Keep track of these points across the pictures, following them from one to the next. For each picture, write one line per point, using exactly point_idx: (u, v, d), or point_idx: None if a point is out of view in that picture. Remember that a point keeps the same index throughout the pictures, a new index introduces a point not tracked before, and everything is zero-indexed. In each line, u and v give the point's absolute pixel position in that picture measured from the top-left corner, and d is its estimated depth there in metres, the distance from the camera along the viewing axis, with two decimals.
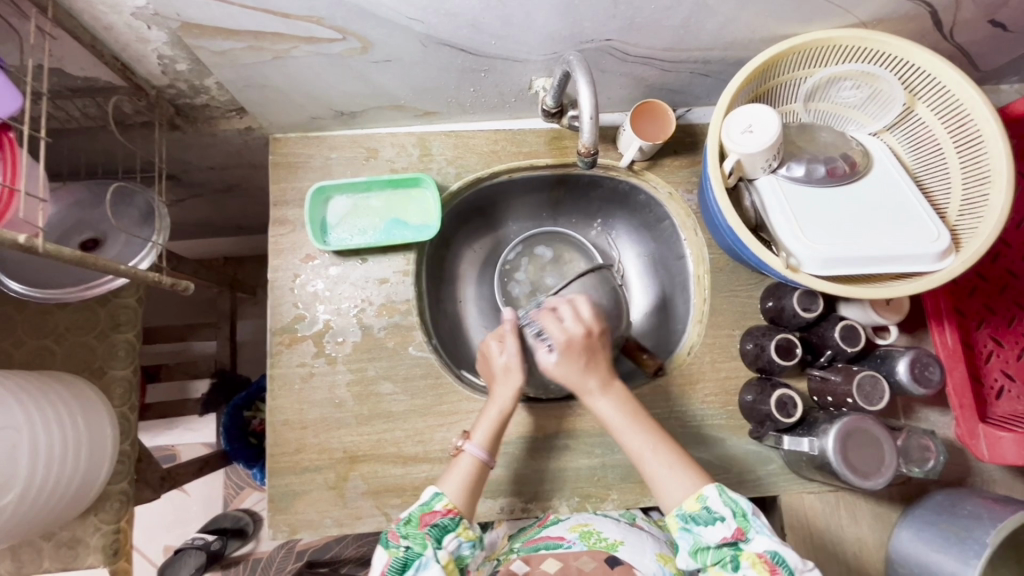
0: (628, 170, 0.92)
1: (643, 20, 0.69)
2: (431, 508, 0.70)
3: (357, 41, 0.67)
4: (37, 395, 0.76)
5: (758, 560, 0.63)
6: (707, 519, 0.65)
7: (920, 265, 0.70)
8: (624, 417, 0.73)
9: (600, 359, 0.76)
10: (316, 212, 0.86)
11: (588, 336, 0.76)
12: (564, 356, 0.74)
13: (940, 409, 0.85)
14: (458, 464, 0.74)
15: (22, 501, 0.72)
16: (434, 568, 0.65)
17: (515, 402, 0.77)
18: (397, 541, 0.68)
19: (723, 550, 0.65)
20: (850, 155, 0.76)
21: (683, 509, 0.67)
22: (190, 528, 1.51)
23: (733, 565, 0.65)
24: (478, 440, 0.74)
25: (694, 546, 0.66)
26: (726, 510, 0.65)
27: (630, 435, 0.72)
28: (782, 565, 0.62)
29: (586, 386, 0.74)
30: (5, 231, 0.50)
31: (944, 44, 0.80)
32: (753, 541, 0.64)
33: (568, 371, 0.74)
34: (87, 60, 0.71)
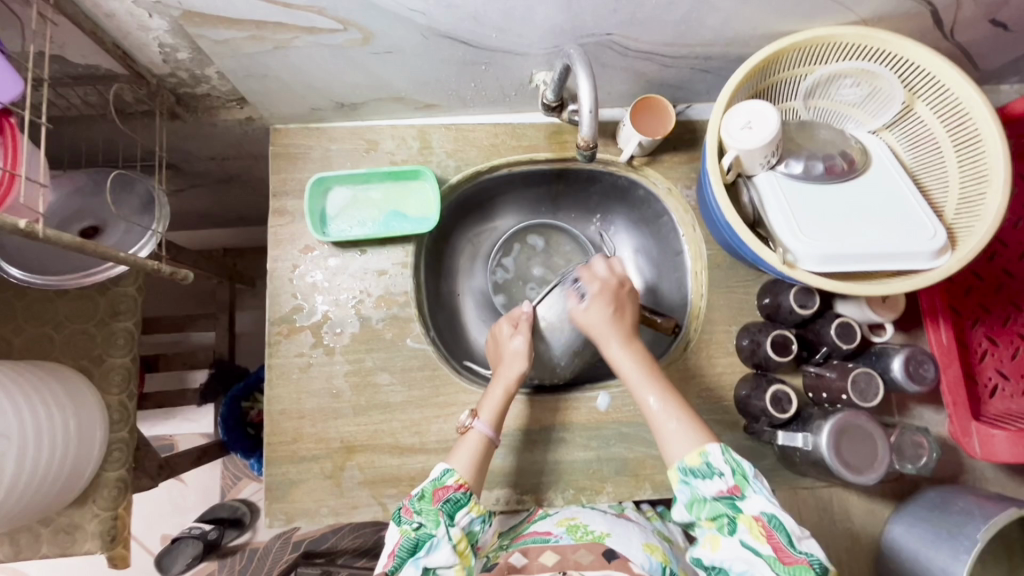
0: (628, 166, 0.93)
1: (644, 14, 0.69)
2: (443, 484, 0.71)
3: (358, 32, 0.68)
4: (25, 386, 0.76)
5: (755, 523, 0.62)
6: (705, 473, 0.66)
7: (916, 263, 0.70)
8: (640, 369, 0.75)
9: (626, 314, 0.80)
10: (316, 203, 0.87)
11: (619, 289, 0.82)
12: (598, 301, 0.80)
13: (934, 406, 0.86)
14: (465, 441, 0.76)
15: (12, 489, 0.72)
16: (446, 549, 0.66)
17: (520, 380, 0.79)
18: (410, 517, 0.69)
19: (719, 505, 0.65)
20: (848, 153, 0.77)
21: (684, 462, 0.67)
22: (187, 518, 1.52)
23: (730, 528, 0.64)
24: (484, 417, 0.76)
25: (691, 499, 0.67)
26: (725, 467, 0.65)
27: (638, 383, 0.74)
28: (778, 529, 0.61)
29: (609, 334, 0.78)
30: (5, 215, 0.50)
31: (945, 43, 0.80)
32: (749, 501, 0.64)
33: (597, 317, 0.80)
34: (89, 48, 0.71)
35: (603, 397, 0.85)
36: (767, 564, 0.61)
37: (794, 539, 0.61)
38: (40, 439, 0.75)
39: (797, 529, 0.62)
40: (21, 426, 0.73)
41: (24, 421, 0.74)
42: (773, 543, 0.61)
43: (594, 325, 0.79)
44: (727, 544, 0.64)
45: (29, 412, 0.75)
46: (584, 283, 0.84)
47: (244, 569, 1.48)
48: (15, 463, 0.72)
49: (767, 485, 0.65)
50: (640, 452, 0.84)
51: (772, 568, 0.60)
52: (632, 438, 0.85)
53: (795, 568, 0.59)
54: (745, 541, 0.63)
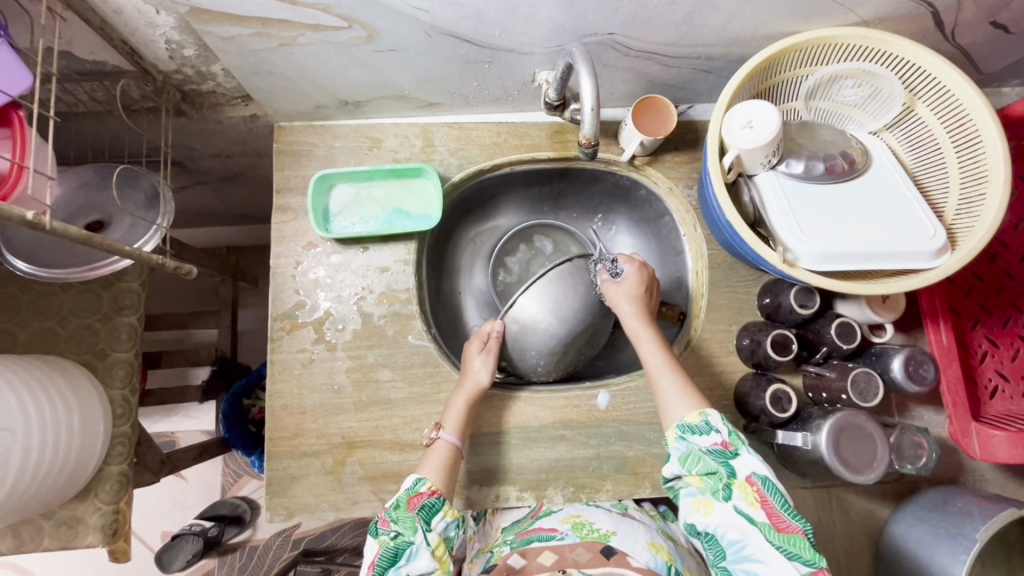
0: (629, 166, 0.93)
1: (646, 14, 0.70)
2: (417, 491, 0.71)
3: (363, 30, 0.68)
4: (31, 381, 0.76)
5: (749, 488, 0.64)
6: (703, 429, 0.69)
7: (916, 262, 0.70)
8: (657, 344, 0.79)
9: (651, 299, 0.86)
10: (319, 200, 0.87)
11: (650, 277, 0.87)
12: (632, 279, 0.85)
13: (934, 408, 0.86)
14: (432, 449, 0.76)
15: (18, 481, 0.73)
16: (424, 556, 0.67)
17: (484, 391, 0.81)
18: (387, 526, 0.69)
19: (712, 462, 0.67)
20: (850, 153, 0.77)
21: (684, 421, 0.70)
22: (188, 514, 1.52)
23: (725, 494, 0.65)
24: (449, 427, 0.78)
25: (687, 454, 0.68)
26: (722, 425, 0.68)
27: (650, 352, 0.79)
28: (772, 493, 0.63)
29: (633, 309, 0.83)
30: (13, 206, 0.50)
31: (946, 45, 0.81)
32: (742, 460, 0.66)
33: (628, 290, 0.84)
34: (97, 44, 0.72)
35: (603, 395, 0.86)
36: (761, 531, 0.62)
37: (788, 504, 0.63)
38: (43, 433, 0.76)
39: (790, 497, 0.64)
40: (26, 421, 0.74)
41: (28, 417, 0.74)
42: (768, 508, 0.63)
43: (622, 297, 0.84)
44: (720, 509, 0.65)
45: (34, 407, 0.75)
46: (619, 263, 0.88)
47: (243, 567, 1.48)
48: (19, 456, 0.73)
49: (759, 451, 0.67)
50: (640, 450, 0.85)
51: (767, 534, 0.61)
52: (632, 437, 0.85)
53: (789, 537, 0.61)
54: (739, 508, 0.64)
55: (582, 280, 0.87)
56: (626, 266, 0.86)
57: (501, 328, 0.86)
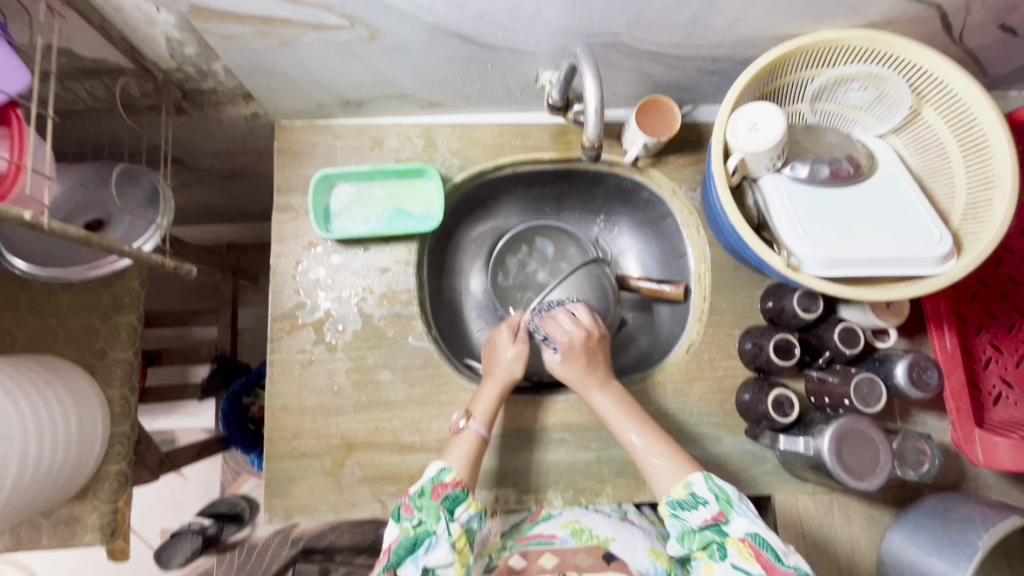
0: (632, 167, 0.92)
1: (651, 15, 0.69)
2: (442, 481, 0.71)
3: (365, 29, 0.68)
4: (25, 383, 0.76)
5: (743, 545, 0.64)
6: (691, 504, 0.68)
7: (922, 268, 0.70)
8: (621, 411, 0.77)
9: (600, 362, 0.81)
10: (320, 200, 0.87)
11: (588, 341, 0.81)
12: (569, 355, 0.80)
13: (937, 413, 0.85)
14: (458, 439, 0.76)
15: (19, 481, 0.73)
16: (444, 547, 0.67)
17: (516, 378, 0.80)
18: (410, 513, 0.70)
19: (707, 533, 0.67)
20: (855, 157, 0.76)
21: (672, 497, 0.69)
22: (187, 512, 1.52)
23: (721, 553, 0.65)
24: (477, 417, 0.77)
25: (682, 532, 0.69)
26: (709, 494, 0.68)
27: (620, 425, 0.76)
28: (765, 547, 0.63)
29: (588, 384, 0.79)
30: (11, 206, 0.50)
31: (953, 48, 0.80)
32: (734, 524, 0.66)
33: (571, 372, 0.80)
34: (96, 41, 0.71)
35: None
36: None
37: (781, 556, 0.63)
38: (41, 435, 0.76)
39: (784, 546, 0.64)
40: (23, 426, 0.74)
41: (25, 420, 0.74)
42: (762, 562, 0.62)
43: (570, 378, 0.80)
44: (720, 570, 0.65)
45: (30, 411, 0.75)
46: (552, 335, 0.82)
47: (242, 564, 1.48)
48: (17, 459, 0.72)
49: (751, 508, 0.67)
50: None
51: None
52: None
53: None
54: (736, 565, 0.64)
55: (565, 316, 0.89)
56: (559, 343, 0.81)
57: (530, 319, 0.87)
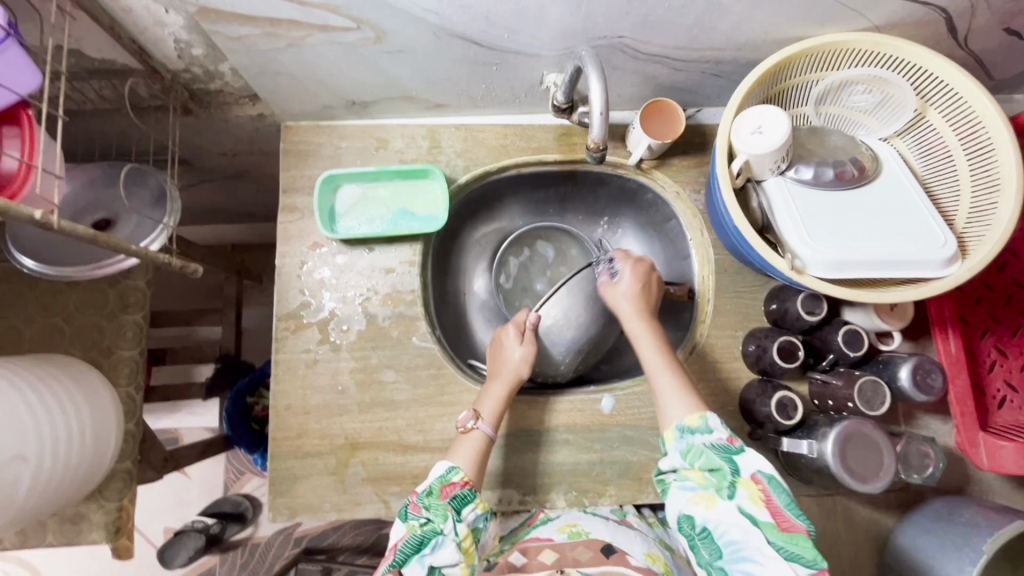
0: (636, 169, 0.93)
1: (656, 17, 0.69)
2: (450, 480, 0.71)
3: (371, 30, 0.68)
4: (45, 391, 0.75)
5: (753, 486, 0.63)
6: (703, 429, 0.67)
7: (926, 271, 0.70)
8: (655, 348, 0.77)
9: (653, 297, 0.84)
10: (325, 200, 0.87)
11: (648, 275, 0.84)
12: (631, 274, 0.83)
13: (942, 417, 0.85)
14: (464, 438, 0.76)
15: (36, 481, 0.72)
16: (450, 547, 0.66)
17: (522, 377, 0.82)
18: (418, 512, 0.70)
19: (715, 458, 0.65)
20: (859, 159, 0.76)
21: (682, 423, 0.69)
22: (190, 511, 1.52)
23: (728, 492, 0.63)
24: (485, 417, 0.78)
25: (686, 451, 0.67)
26: (722, 424, 0.67)
27: (650, 354, 0.77)
28: (776, 492, 0.62)
29: (632, 310, 0.81)
30: (22, 205, 0.50)
31: (958, 52, 0.80)
32: (745, 460, 0.64)
33: (621, 289, 0.83)
34: (106, 42, 0.72)
35: (608, 400, 0.85)
36: (765, 530, 0.60)
37: (791, 504, 0.61)
38: (59, 439, 0.75)
39: (791, 496, 0.63)
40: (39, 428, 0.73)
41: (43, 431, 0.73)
42: (772, 508, 0.61)
43: (620, 297, 0.83)
44: (722, 505, 0.62)
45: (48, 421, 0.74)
46: (617, 261, 0.86)
47: (245, 563, 1.49)
48: (35, 461, 0.72)
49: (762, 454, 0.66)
50: (644, 455, 0.84)
51: (769, 533, 0.59)
52: (636, 442, 0.85)
53: (792, 537, 0.59)
54: (741, 507, 0.62)
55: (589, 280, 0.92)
56: (622, 263, 0.85)
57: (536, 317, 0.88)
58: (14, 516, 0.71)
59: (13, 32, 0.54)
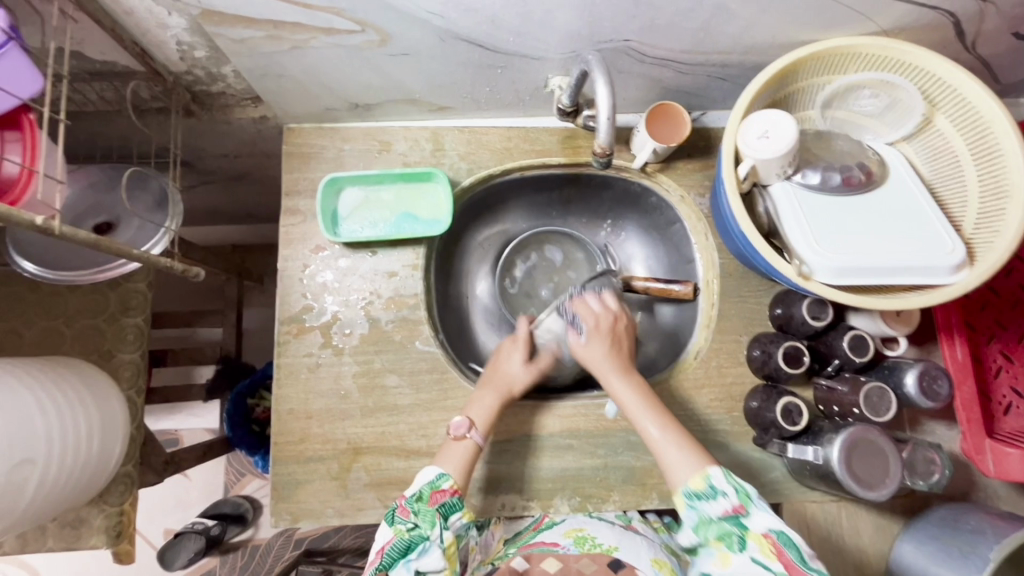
0: (641, 173, 0.92)
1: (663, 21, 0.69)
2: (440, 487, 0.71)
3: (376, 33, 0.67)
4: (62, 399, 0.75)
5: (765, 541, 0.64)
6: (710, 495, 0.67)
7: (934, 278, 0.69)
8: (640, 401, 0.76)
9: (623, 348, 0.83)
10: (328, 203, 0.87)
11: (613, 326, 0.84)
12: (596, 337, 0.82)
13: (947, 422, 0.84)
14: (456, 444, 0.75)
15: (43, 484, 0.72)
16: (436, 553, 0.68)
17: (524, 391, 0.82)
18: (406, 516, 0.69)
19: (725, 525, 0.67)
20: (866, 164, 0.76)
21: (688, 487, 0.68)
22: (190, 513, 1.52)
23: (740, 546, 0.65)
24: (478, 425, 0.77)
25: (698, 521, 0.68)
26: (728, 487, 0.67)
27: (640, 414, 0.75)
28: (788, 546, 0.63)
29: (610, 369, 0.80)
30: (23, 211, 0.50)
31: (966, 56, 0.79)
32: (755, 518, 0.65)
33: (595, 351, 0.82)
34: (107, 45, 0.71)
35: (612, 405, 0.85)
36: None
37: (805, 556, 0.62)
38: (65, 446, 0.74)
39: (807, 547, 0.64)
40: (48, 432, 0.72)
41: (53, 437, 0.73)
42: (785, 560, 0.62)
43: (594, 359, 0.81)
44: (738, 561, 0.65)
45: (60, 428, 0.74)
46: (579, 317, 0.84)
47: (245, 565, 1.49)
48: (41, 464, 0.71)
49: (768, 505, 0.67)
50: (648, 461, 0.84)
51: None
52: (640, 447, 0.84)
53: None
54: (755, 559, 0.64)
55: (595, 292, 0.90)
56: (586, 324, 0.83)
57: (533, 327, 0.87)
58: (14, 522, 0.71)
59: (15, 35, 0.53)
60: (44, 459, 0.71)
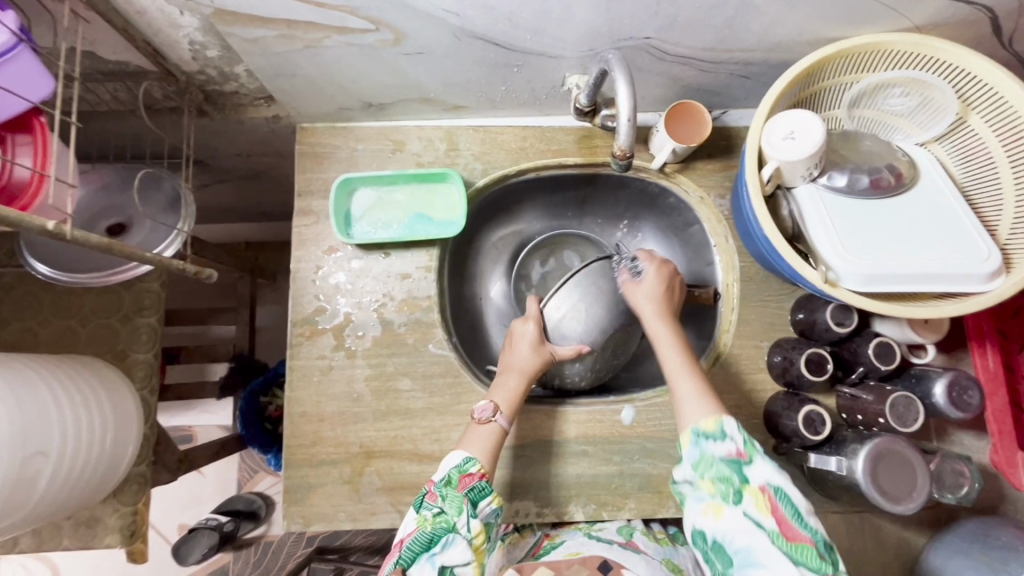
0: (659, 173, 0.90)
1: (685, 18, 0.66)
2: (468, 471, 0.70)
3: (390, 32, 0.66)
4: (76, 396, 0.75)
5: (760, 494, 0.61)
6: (717, 437, 0.65)
7: (968, 285, 0.67)
8: (676, 355, 0.75)
9: (674, 300, 0.82)
10: (341, 204, 0.86)
11: (672, 278, 0.83)
12: (654, 276, 0.82)
13: (976, 432, 0.82)
14: (481, 427, 0.74)
15: (56, 485, 0.71)
16: (461, 545, 0.65)
17: (539, 371, 0.80)
18: (433, 502, 0.68)
19: (725, 470, 0.63)
20: (897, 166, 0.73)
21: (699, 426, 0.67)
22: (204, 509, 1.53)
23: (735, 497, 0.62)
24: (504, 409, 0.76)
25: (698, 460, 0.65)
26: (737, 434, 0.65)
27: (669, 354, 0.75)
28: (784, 501, 0.60)
29: (655, 310, 0.80)
30: (35, 216, 0.49)
31: (1002, 52, 0.76)
32: (756, 468, 0.62)
33: (650, 288, 0.81)
34: (120, 44, 0.71)
35: (628, 410, 0.84)
36: (768, 537, 0.58)
37: (800, 513, 0.59)
38: (78, 445, 0.74)
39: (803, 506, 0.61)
40: (64, 433, 0.72)
41: (66, 433, 0.72)
42: (778, 516, 0.59)
43: (642, 297, 0.81)
44: (729, 513, 0.61)
45: (74, 426, 0.73)
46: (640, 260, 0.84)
47: (258, 561, 1.50)
48: (55, 465, 0.70)
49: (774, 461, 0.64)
50: (664, 468, 0.82)
51: (775, 542, 0.58)
52: (656, 454, 0.83)
53: (795, 544, 0.58)
54: (748, 513, 0.60)
55: (605, 278, 0.88)
56: (647, 264, 0.83)
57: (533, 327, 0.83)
58: (23, 518, 0.70)
59: (25, 37, 0.53)
60: (58, 460, 0.71)
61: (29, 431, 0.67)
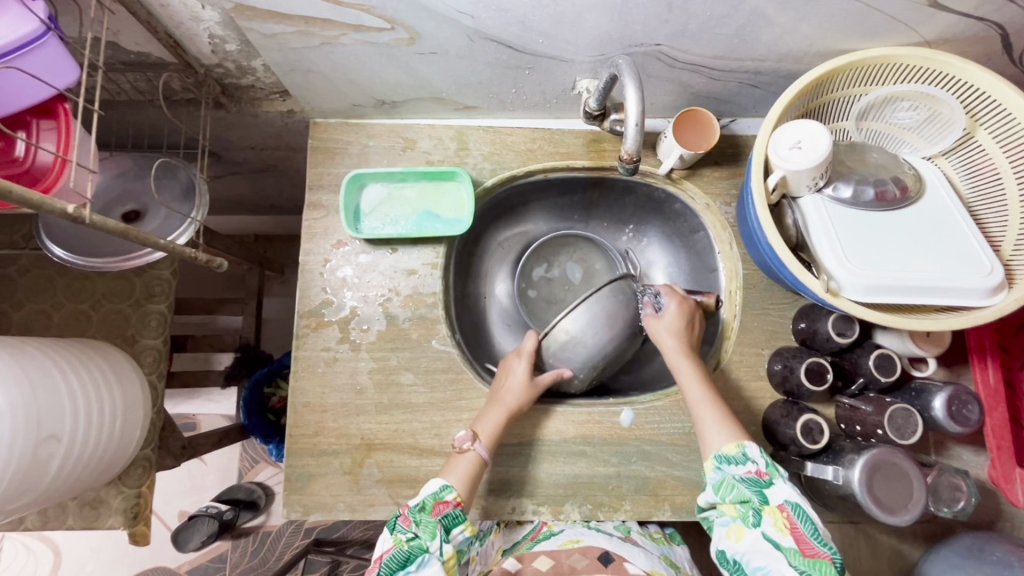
0: (666, 179, 0.90)
1: (695, 26, 0.67)
2: (443, 498, 0.70)
3: (406, 32, 0.67)
4: (87, 379, 0.76)
5: (779, 514, 0.63)
6: (739, 458, 0.67)
7: (968, 299, 0.67)
8: (696, 377, 0.77)
9: (695, 333, 0.82)
10: (351, 199, 0.87)
11: (691, 312, 0.84)
12: (675, 311, 0.83)
13: (975, 447, 0.82)
14: (459, 456, 0.75)
15: (65, 467, 0.73)
16: (436, 566, 0.66)
17: (522, 408, 0.79)
18: (407, 526, 0.68)
19: (745, 490, 0.65)
20: (902, 179, 0.73)
21: (721, 451, 0.68)
22: (205, 496, 1.55)
23: (754, 520, 0.64)
24: (483, 438, 0.76)
25: (720, 481, 0.67)
26: (759, 455, 0.66)
27: (691, 384, 0.76)
28: (802, 520, 0.61)
29: (676, 340, 0.81)
30: (56, 199, 0.50)
31: (1012, 69, 0.76)
32: (776, 489, 0.64)
33: (671, 321, 0.82)
34: (142, 35, 0.73)
35: (626, 413, 0.84)
36: (787, 556, 0.60)
37: (818, 531, 0.60)
38: (88, 428, 0.75)
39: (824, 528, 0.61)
40: (74, 415, 0.73)
41: (77, 417, 0.74)
42: (796, 535, 0.61)
43: (664, 331, 0.82)
44: (750, 536, 0.63)
45: (84, 409, 0.75)
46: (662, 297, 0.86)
47: (255, 551, 1.51)
48: (64, 447, 0.72)
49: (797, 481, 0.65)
50: (662, 472, 0.83)
51: (792, 560, 0.59)
52: (654, 457, 0.83)
53: (816, 563, 0.58)
54: (767, 535, 0.62)
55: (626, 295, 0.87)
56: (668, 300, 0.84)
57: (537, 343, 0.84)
58: (35, 499, 0.71)
59: (53, 25, 0.54)
60: (67, 443, 0.72)
61: (41, 414, 0.69)
